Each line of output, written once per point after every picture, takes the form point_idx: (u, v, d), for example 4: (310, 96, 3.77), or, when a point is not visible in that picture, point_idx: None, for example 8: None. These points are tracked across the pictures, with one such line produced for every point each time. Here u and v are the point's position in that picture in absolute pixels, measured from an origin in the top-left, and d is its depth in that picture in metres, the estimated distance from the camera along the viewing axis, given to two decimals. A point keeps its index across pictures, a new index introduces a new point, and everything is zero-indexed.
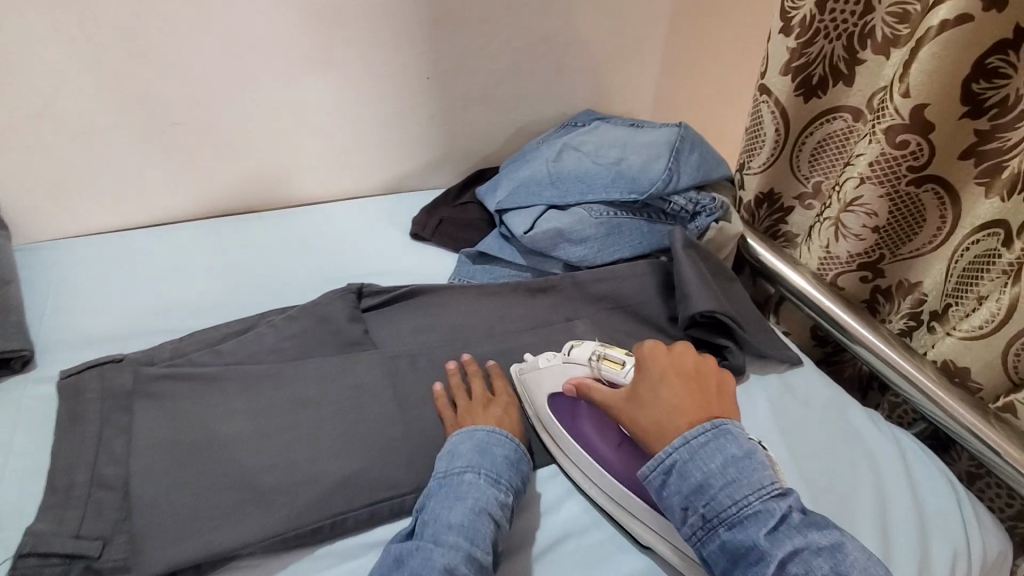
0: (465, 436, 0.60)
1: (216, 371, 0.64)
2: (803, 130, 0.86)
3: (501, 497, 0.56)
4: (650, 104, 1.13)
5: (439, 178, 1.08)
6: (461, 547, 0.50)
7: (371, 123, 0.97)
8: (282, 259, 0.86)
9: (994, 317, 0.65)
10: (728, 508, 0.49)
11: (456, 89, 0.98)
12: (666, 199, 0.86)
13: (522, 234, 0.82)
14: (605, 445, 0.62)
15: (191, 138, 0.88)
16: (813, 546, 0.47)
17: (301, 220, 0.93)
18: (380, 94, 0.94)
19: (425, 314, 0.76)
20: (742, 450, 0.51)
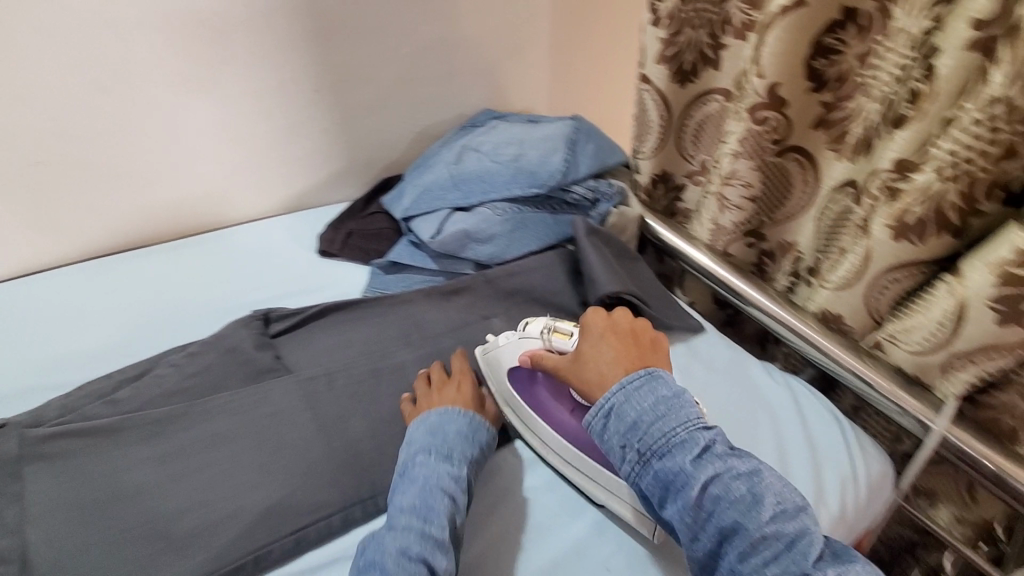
0: (416, 421, 0.63)
1: (114, 422, 0.60)
2: (684, 112, 0.92)
3: (455, 471, 0.58)
4: (545, 98, 1.16)
5: (346, 190, 1.06)
6: (415, 527, 0.53)
7: (265, 142, 0.94)
8: (181, 292, 0.82)
9: (856, 267, 0.69)
10: (660, 441, 0.54)
11: (350, 99, 0.96)
12: (566, 190, 0.90)
13: (429, 240, 0.83)
14: (561, 410, 0.68)
15: (65, 176, 0.82)
16: (732, 471, 0.52)
17: (199, 250, 0.89)
18: (271, 112, 0.92)
19: (339, 332, 0.76)
20: (672, 391, 0.56)
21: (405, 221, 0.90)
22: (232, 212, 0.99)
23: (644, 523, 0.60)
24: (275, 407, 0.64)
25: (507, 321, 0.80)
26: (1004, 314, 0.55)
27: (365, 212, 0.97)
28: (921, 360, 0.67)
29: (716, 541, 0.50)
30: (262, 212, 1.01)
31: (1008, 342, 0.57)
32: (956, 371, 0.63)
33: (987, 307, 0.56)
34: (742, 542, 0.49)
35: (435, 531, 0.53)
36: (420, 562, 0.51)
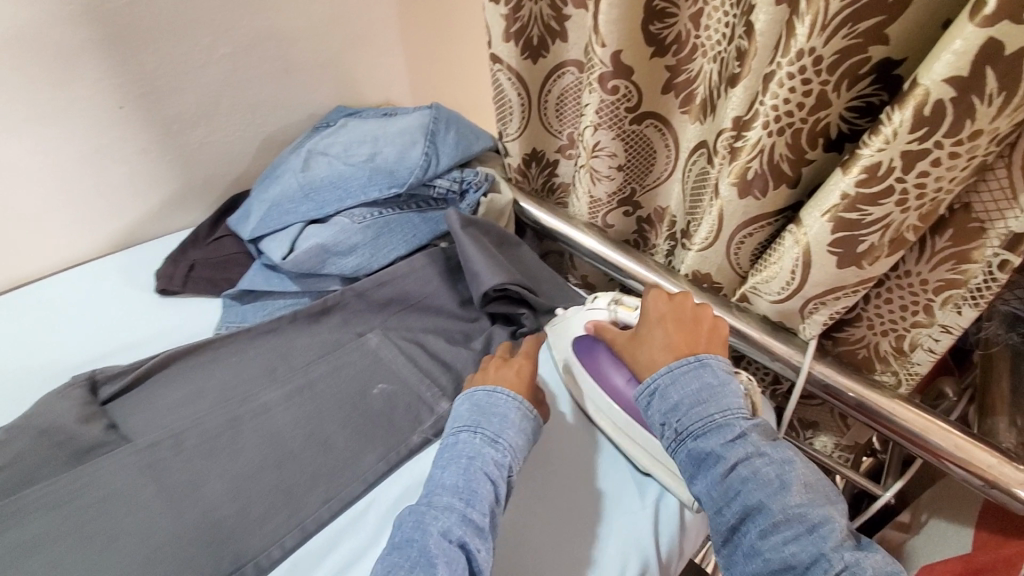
0: (464, 399, 0.63)
1: None
2: (542, 87, 0.90)
3: (499, 457, 0.57)
4: (402, 86, 1.10)
5: (190, 215, 0.94)
6: (457, 509, 0.53)
7: (71, 174, 0.80)
8: None
9: (713, 228, 0.71)
10: (698, 421, 0.55)
11: (170, 111, 0.84)
12: (429, 184, 0.84)
13: (281, 261, 0.74)
14: (620, 376, 0.66)
15: None
16: (765, 458, 0.53)
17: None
18: (71, 139, 0.78)
19: (187, 382, 0.66)
20: (718, 379, 0.57)
21: (255, 243, 0.80)
22: (47, 262, 0.84)
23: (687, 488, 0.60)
24: (118, 491, 0.55)
25: (384, 334, 0.74)
26: (840, 256, 0.58)
27: (212, 237, 0.86)
28: (779, 309, 0.69)
29: (737, 518, 0.52)
30: (87, 256, 0.87)
31: (850, 281, 0.60)
32: (813, 313, 0.66)
33: (828, 252, 0.58)
34: (764, 522, 0.51)
35: (475, 515, 0.53)
36: (458, 546, 0.51)
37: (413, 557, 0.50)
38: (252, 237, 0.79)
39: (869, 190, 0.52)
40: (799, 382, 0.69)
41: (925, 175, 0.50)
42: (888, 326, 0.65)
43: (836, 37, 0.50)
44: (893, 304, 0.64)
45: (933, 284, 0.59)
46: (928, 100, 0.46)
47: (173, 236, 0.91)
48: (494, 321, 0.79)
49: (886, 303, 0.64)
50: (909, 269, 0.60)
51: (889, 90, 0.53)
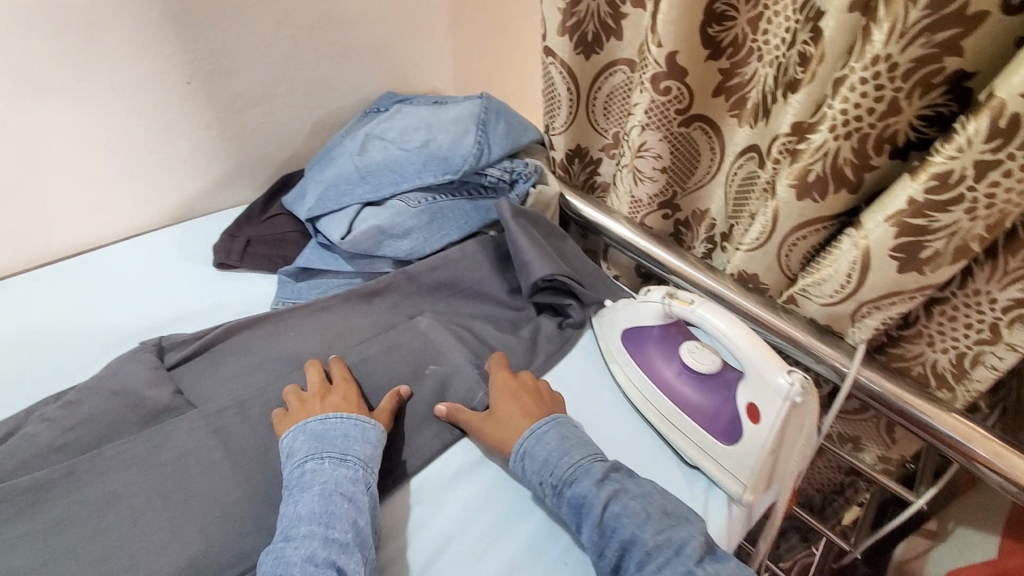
0: (296, 431, 0.58)
1: None
2: (591, 84, 0.90)
3: (351, 473, 0.56)
4: (449, 76, 1.11)
5: (241, 192, 0.96)
6: (317, 533, 0.51)
7: (134, 146, 0.82)
8: (52, 329, 0.71)
9: (765, 229, 0.71)
10: (562, 474, 0.57)
11: (229, 90, 0.85)
12: (482, 173, 0.85)
13: (340, 240, 0.76)
14: (670, 368, 0.67)
15: None
16: (629, 492, 0.56)
17: (63, 278, 0.77)
18: (136, 112, 0.79)
19: (248, 353, 0.69)
20: (565, 433, 0.61)
21: (312, 222, 0.82)
22: (105, 232, 0.86)
23: (732, 479, 0.59)
24: (186, 453, 0.57)
25: (434, 317, 0.76)
26: (903, 261, 0.59)
27: (265, 215, 0.88)
28: (830, 310, 0.70)
29: (618, 555, 0.53)
30: (143, 228, 0.89)
31: (908, 287, 0.61)
32: (865, 318, 0.67)
33: (889, 256, 0.60)
34: (640, 555, 0.52)
35: (338, 534, 0.51)
36: (326, 568, 0.49)
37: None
38: (310, 215, 0.81)
39: (939, 198, 0.53)
40: (846, 385, 0.69)
41: (996, 186, 0.51)
42: (949, 344, 0.66)
43: (913, 46, 0.50)
44: (954, 321, 0.64)
45: (1002, 303, 0.60)
46: (1004, 113, 0.47)
47: (226, 212, 0.93)
48: (539, 312, 0.80)
49: (947, 320, 0.65)
50: (976, 287, 0.61)
51: (961, 101, 0.54)
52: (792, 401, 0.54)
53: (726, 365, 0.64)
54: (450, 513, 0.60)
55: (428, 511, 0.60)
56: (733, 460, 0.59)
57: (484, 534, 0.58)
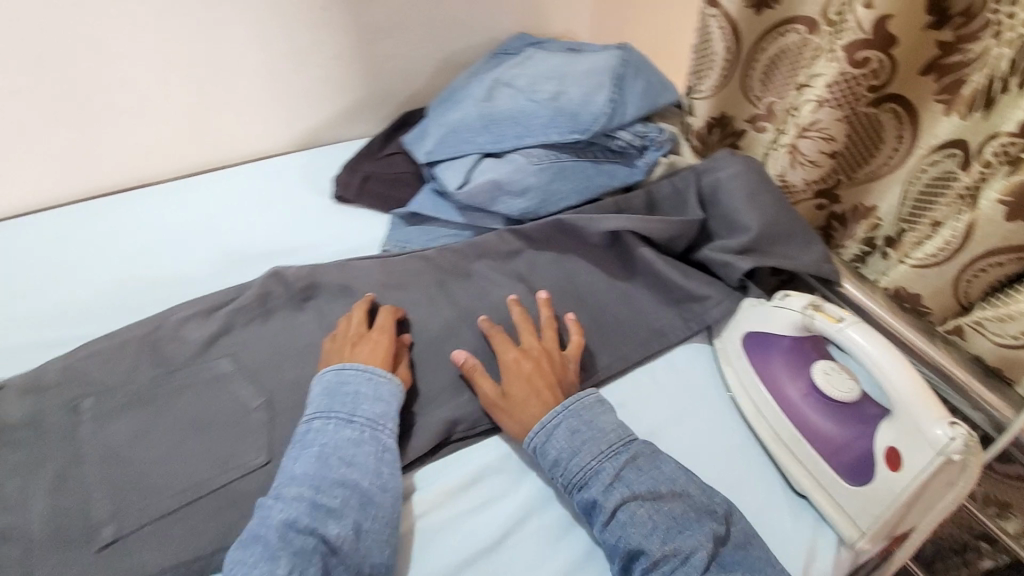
0: (315, 381, 0.58)
1: (120, 381, 0.58)
2: (754, 45, 0.78)
3: (356, 433, 0.54)
4: (583, 18, 1.02)
5: (360, 124, 0.95)
6: (306, 496, 0.50)
7: (270, 68, 0.83)
8: (180, 239, 0.75)
9: (948, 245, 0.62)
10: (572, 476, 0.54)
11: (363, 17, 0.83)
12: (611, 135, 0.78)
13: (455, 190, 0.74)
14: (794, 388, 0.60)
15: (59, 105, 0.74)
16: (638, 496, 0.52)
17: (197, 190, 0.82)
18: (276, 30, 0.80)
19: (355, 295, 0.69)
20: (590, 420, 0.56)
21: (428, 167, 0.80)
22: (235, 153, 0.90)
23: (852, 525, 0.53)
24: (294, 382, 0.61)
25: (539, 282, 0.72)
26: None
27: (384, 151, 0.87)
28: (1011, 352, 0.60)
29: (625, 559, 0.50)
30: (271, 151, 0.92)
31: None
32: None
33: None
34: (645, 561, 0.49)
35: (328, 500, 0.50)
36: (309, 534, 0.48)
37: (258, 551, 0.47)
38: (428, 159, 0.79)
39: None
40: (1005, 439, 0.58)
41: None
42: None
43: None
44: None
45: None
46: None
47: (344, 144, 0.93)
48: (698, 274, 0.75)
49: None
50: None
51: None
52: (948, 457, 0.47)
53: (864, 399, 0.57)
54: (531, 492, 0.58)
55: (506, 488, 0.59)
56: (857, 502, 0.53)
57: (559, 521, 0.56)
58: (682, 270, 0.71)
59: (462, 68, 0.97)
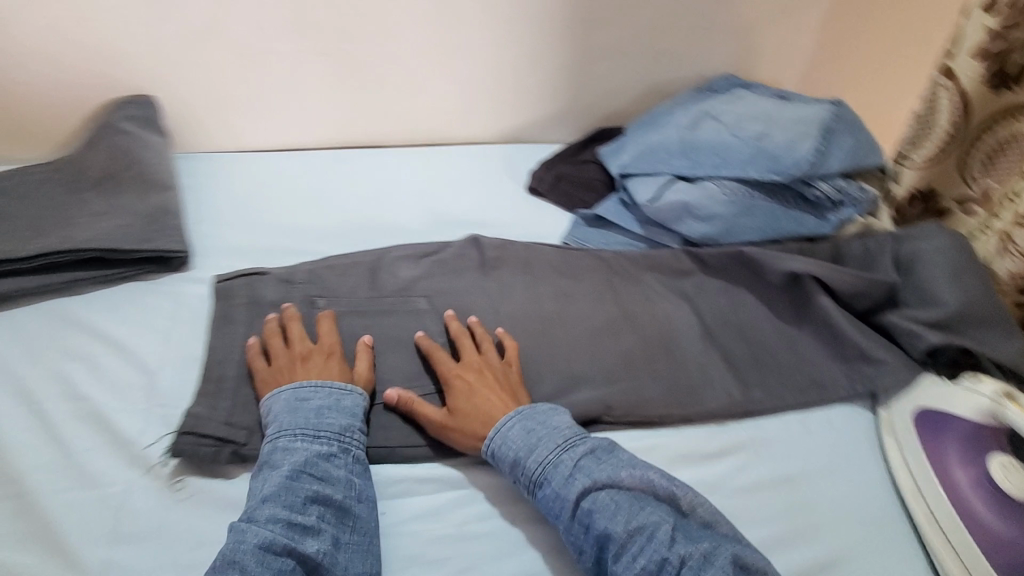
0: (269, 403, 0.58)
1: (345, 291, 0.72)
2: (983, 123, 0.75)
3: (313, 446, 0.55)
4: (792, 71, 1.04)
5: (562, 130, 1.03)
6: (281, 514, 0.50)
7: (506, 67, 0.93)
8: (400, 195, 0.88)
9: None
10: (530, 473, 0.56)
11: (592, 38, 0.93)
12: (810, 183, 0.79)
13: (646, 203, 0.81)
14: (963, 473, 0.59)
15: (335, 70, 0.87)
16: (601, 484, 0.55)
17: (419, 157, 0.95)
18: (521, 36, 0.90)
19: (534, 275, 0.78)
20: (545, 423, 0.59)
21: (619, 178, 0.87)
22: None
23: None
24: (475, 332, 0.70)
25: (703, 306, 0.76)
26: None
27: (578, 158, 0.96)
28: None
29: (596, 548, 0.52)
30: None
31: None
32: None
33: None
34: (614, 546, 0.51)
35: (303, 517, 0.51)
36: (286, 553, 0.48)
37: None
38: (622, 171, 0.85)
39: None
40: None
41: None
42: None
43: None
44: None
45: None
46: None
47: (545, 145, 1.02)
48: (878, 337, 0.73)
49: None
50: None
51: None
52: None
53: None
54: None
55: None
56: None
57: None
58: (859, 329, 0.71)
59: (665, 97, 1.03)
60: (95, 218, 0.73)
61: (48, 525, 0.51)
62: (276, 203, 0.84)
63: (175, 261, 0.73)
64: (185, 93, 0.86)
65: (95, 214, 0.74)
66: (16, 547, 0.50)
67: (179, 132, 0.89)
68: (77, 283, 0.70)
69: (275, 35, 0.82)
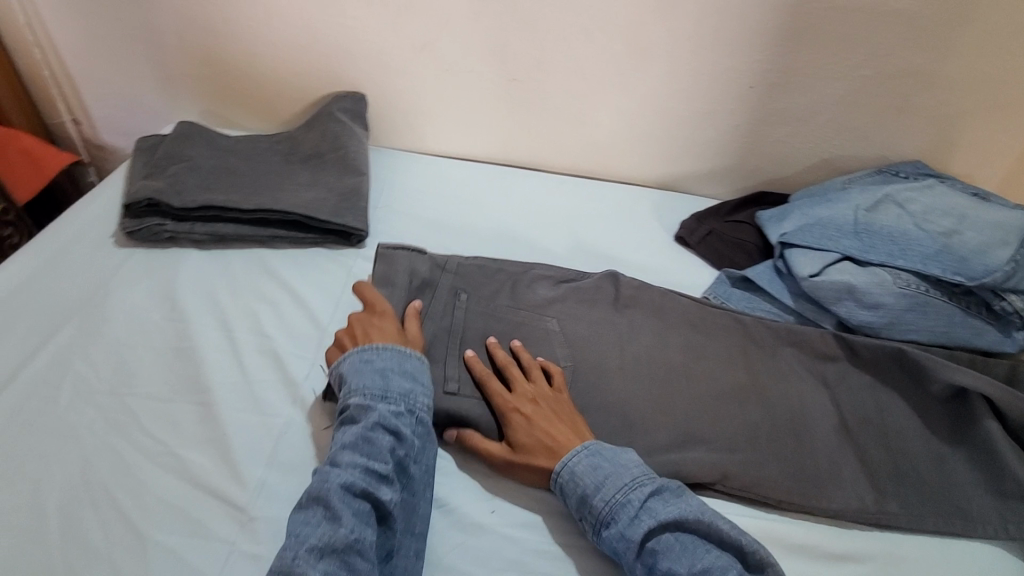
0: (342, 363, 0.64)
1: (489, 296, 0.77)
2: None
3: (387, 405, 0.60)
4: (994, 169, 0.95)
5: (719, 186, 1.03)
6: (359, 463, 0.56)
7: (683, 119, 0.95)
8: (557, 219, 0.93)
9: None
10: (597, 511, 0.57)
11: (778, 103, 0.92)
12: (1000, 294, 0.73)
13: (806, 278, 0.77)
14: None
15: (526, 97, 0.95)
16: (666, 527, 0.56)
17: (581, 188, 1.00)
18: (704, 93, 0.92)
19: (667, 323, 0.78)
20: (611, 461, 0.60)
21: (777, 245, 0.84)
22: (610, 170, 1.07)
23: None
24: (598, 364, 0.73)
25: (841, 397, 0.72)
26: None
27: (733, 216, 0.94)
28: None
29: None
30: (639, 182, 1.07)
31: None
32: None
33: None
34: None
35: (378, 467, 0.56)
36: (362, 498, 0.54)
37: (320, 511, 0.53)
38: (783, 240, 0.82)
39: None
40: None
41: None
42: None
43: None
44: None
45: None
46: None
47: (695, 197, 1.02)
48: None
49: None
50: None
51: None
52: None
53: None
54: None
55: None
56: None
57: None
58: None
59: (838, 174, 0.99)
60: (300, 187, 0.86)
61: (222, 435, 0.61)
62: (439, 203, 0.93)
63: (354, 238, 0.84)
64: (394, 95, 0.98)
65: (301, 183, 0.87)
66: (197, 447, 0.60)
67: (379, 127, 1.03)
68: (280, 238, 0.83)
69: (482, 60, 0.92)
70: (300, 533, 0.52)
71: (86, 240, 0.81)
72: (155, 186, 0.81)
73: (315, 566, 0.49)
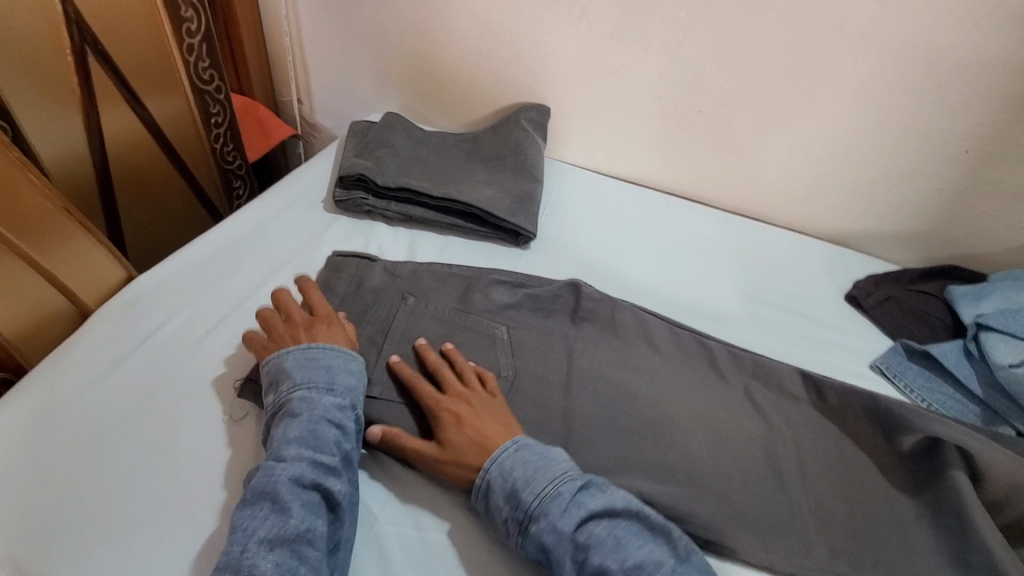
0: (276, 357, 0.62)
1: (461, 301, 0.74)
2: None
3: (331, 399, 0.59)
4: None
5: (904, 251, 0.96)
6: (304, 455, 0.54)
7: (889, 174, 0.89)
8: (684, 258, 0.91)
9: None
10: (526, 506, 0.53)
11: (907, 142, 0.85)
12: None
13: (1006, 366, 0.70)
14: None
15: (704, 127, 0.95)
16: (598, 518, 0.53)
17: (752, 231, 0.97)
18: (896, 148, 0.86)
19: (635, 342, 0.74)
20: (540, 455, 0.57)
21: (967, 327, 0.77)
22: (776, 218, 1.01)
23: None
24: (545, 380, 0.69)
25: (786, 432, 0.66)
26: None
27: (919, 287, 0.87)
28: None
29: None
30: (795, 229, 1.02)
31: None
32: None
33: None
34: None
35: (325, 459, 0.55)
36: (311, 489, 0.53)
37: (267, 506, 0.51)
38: (979, 320, 0.75)
39: None
40: None
41: None
42: None
43: None
44: None
45: None
46: None
47: (876, 260, 0.96)
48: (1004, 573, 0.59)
49: None
50: None
51: None
52: None
53: None
54: None
55: None
56: None
57: None
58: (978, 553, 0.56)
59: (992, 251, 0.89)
60: (479, 185, 0.92)
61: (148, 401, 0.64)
62: (586, 231, 0.94)
63: (523, 238, 0.88)
64: (569, 111, 1.03)
65: (480, 181, 0.93)
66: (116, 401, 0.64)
67: (559, 140, 1.07)
68: (457, 228, 0.90)
69: (662, 88, 0.93)
70: (247, 527, 0.50)
71: (299, 203, 0.91)
72: (366, 164, 0.90)
73: (265, 558, 0.48)
